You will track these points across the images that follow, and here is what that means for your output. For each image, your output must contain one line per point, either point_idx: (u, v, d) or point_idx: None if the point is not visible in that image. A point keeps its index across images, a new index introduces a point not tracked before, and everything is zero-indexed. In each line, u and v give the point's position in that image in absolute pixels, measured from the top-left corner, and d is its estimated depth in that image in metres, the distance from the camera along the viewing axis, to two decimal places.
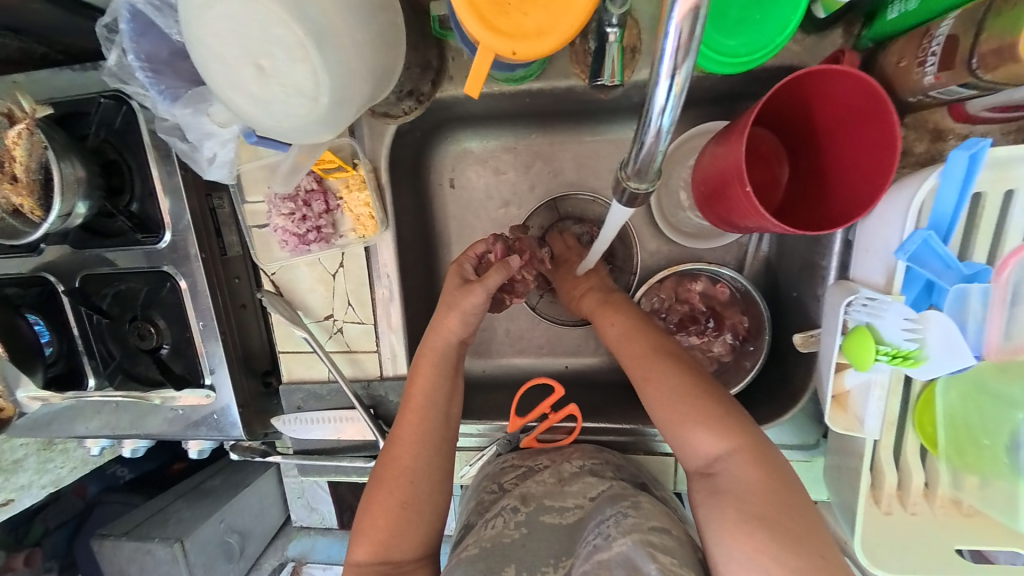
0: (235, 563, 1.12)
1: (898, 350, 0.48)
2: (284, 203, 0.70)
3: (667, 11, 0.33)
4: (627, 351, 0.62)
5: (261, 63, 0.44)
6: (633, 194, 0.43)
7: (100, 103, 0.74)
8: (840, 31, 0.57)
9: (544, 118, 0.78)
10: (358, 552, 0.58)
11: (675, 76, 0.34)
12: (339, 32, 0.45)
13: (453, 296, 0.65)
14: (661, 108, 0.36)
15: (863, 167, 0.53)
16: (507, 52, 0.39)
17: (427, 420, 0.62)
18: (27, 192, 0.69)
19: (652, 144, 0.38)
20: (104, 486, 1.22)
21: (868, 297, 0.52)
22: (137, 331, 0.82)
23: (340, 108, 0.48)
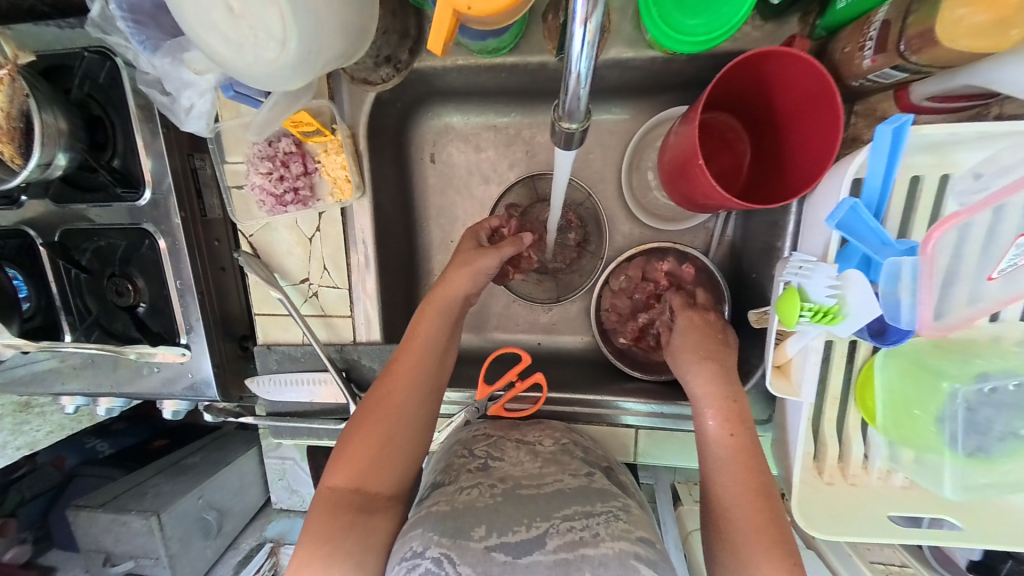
0: (212, 539, 1.14)
1: (820, 307, 0.53)
2: (263, 161, 0.72)
3: None
4: (715, 407, 0.59)
5: (231, 4, 0.46)
6: (566, 133, 0.44)
7: (84, 57, 0.75)
8: (796, 19, 0.61)
9: (522, 97, 0.80)
10: (335, 477, 0.57)
11: (587, 27, 0.35)
12: None
13: (468, 255, 0.70)
14: (577, 54, 0.36)
15: (812, 149, 0.57)
16: (463, 7, 0.40)
17: (422, 362, 0.64)
18: (6, 140, 0.69)
19: (575, 86, 0.39)
20: (83, 458, 1.24)
21: (803, 259, 0.56)
22: (115, 287, 0.84)
23: (308, 59, 0.50)
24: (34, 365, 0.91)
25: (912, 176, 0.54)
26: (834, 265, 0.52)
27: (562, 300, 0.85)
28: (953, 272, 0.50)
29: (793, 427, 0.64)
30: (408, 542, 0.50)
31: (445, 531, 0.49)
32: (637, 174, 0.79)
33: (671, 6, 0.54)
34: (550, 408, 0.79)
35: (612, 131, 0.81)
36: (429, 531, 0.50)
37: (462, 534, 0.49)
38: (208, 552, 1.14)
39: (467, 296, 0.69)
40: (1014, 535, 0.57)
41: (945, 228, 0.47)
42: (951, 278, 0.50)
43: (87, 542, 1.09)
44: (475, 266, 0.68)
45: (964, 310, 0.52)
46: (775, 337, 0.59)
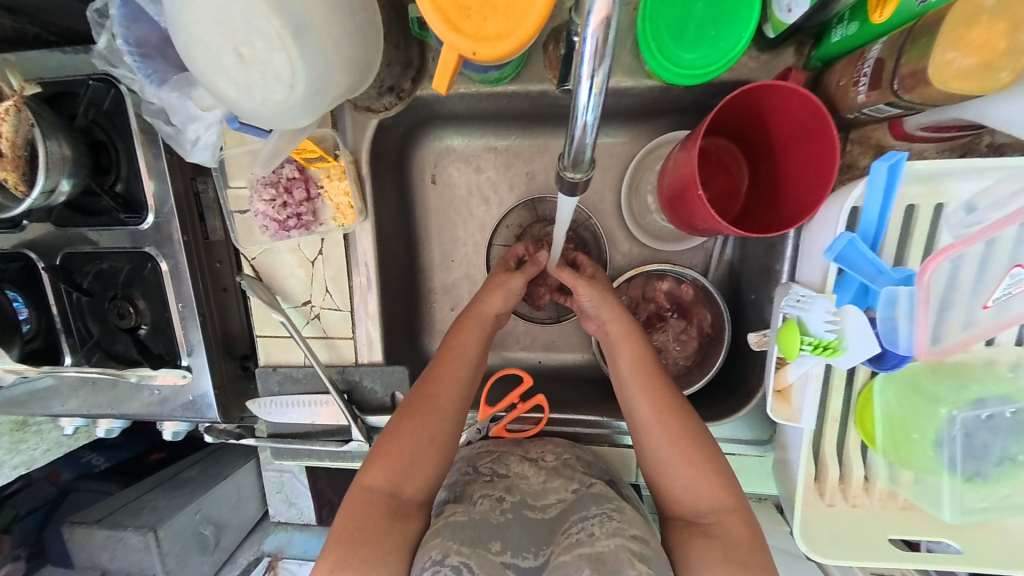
0: (209, 555, 1.13)
1: (820, 341, 0.53)
2: (266, 188, 0.72)
3: (582, 20, 0.34)
4: (639, 386, 0.61)
5: (241, 51, 0.47)
6: (571, 181, 0.44)
7: (89, 85, 0.76)
8: (792, 50, 0.62)
9: (522, 120, 0.81)
10: (371, 476, 0.56)
11: (594, 79, 0.36)
12: (319, 28, 0.48)
13: (501, 276, 0.70)
14: (582, 104, 0.37)
15: (809, 177, 0.57)
16: (468, 52, 0.40)
17: (463, 368, 0.64)
18: (12, 167, 0.70)
19: (581, 135, 0.40)
20: (79, 473, 1.22)
21: (801, 293, 0.56)
22: (116, 310, 0.84)
23: (316, 97, 0.51)
24: (32, 386, 0.90)
25: (907, 207, 0.54)
26: (830, 297, 0.53)
27: (563, 320, 0.84)
28: (951, 299, 0.51)
29: (794, 447, 0.64)
30: (429, 551, 0.48)
31: (464, 540, 0.49)
32: (636, 196, 0.79)
33: (669, 40, 0.56)
34: (552, 428, 0.78)
35: (611, 153, 0.81)
36: (449, 539, 0.48)
37: (481, 544, 0.49)
38: (205, 565, 1.12)
39: (501, 313, 0.69)
40: (1014, 556, 0.57)
41: (940, 259, 0.49)
42: (949, 305, 0.51)
43: (82, 559, 1.07)
44: (509, 284, 0.69)
45: (959, 335, 0.52)
46: (775, 362, 0.59)
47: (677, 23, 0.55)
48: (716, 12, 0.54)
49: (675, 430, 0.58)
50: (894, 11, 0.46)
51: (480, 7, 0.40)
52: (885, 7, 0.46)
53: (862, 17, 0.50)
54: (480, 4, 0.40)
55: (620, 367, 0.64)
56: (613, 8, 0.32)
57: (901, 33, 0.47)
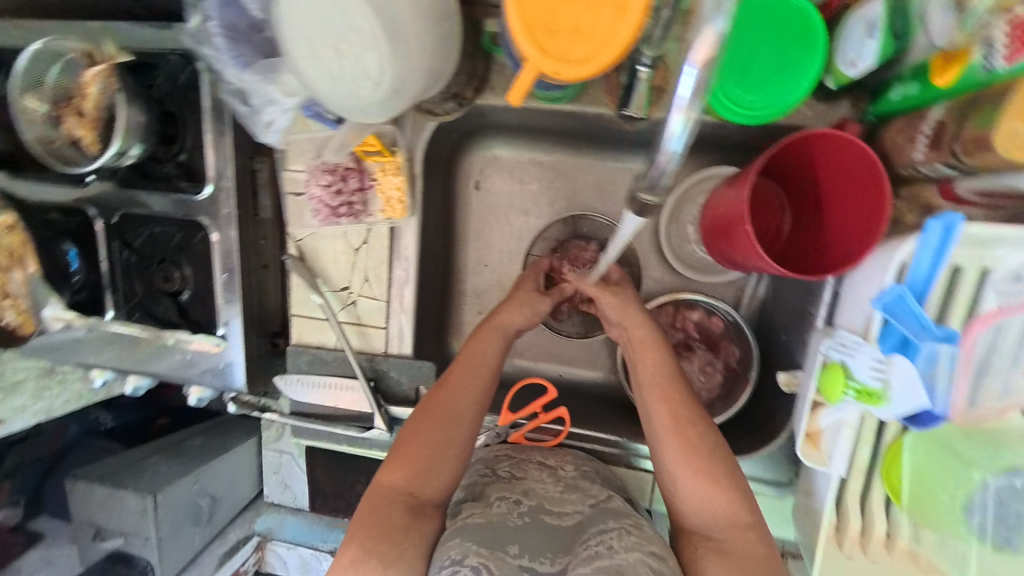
0: (201, 527, 1.15)
1: (864, 388, 0.53)
2: (324, 175, 0.76)
3: (685, 56, 0.36)
4: (657, 393, 0.61)
5: (341, 46, 0.50)
6: (643, 204, 0.46)
7: (170, 58, 0.79)
8: (848, 103, 0.63)
9: (569, 138, 0.84)
10: (390, 475, 0.55)
11: (686, 112, 0.38)
12: (411, 29, 0.50)
13: (529, 296, 0.71)
14: (673, 134, 0.39)
15: (856, 228, 0.58)
16: (550, 73, 0.41)
17: (481, 373, 0.63)
18: (90, 127, 0.76)
19: (663, 162, 0.41)
20: (85, 430, 1.27)
21: (845, 339, 0.57)
22: (162, 273, 0.88)
23: (399, 97, 0.54)
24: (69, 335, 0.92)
25: (954, 268, 0.54)
26: (876, 346, 0.53)
27: (590, 335, 0.86)
28: (987, 365, 0.50)
29: (818, 492, 0.64)
30: (447, 552, 0.49)
31: (482, 541, 0.49)
32: (676, 225, 0.80)
33: (731, 81, 0.58)
34: (571, 442, 0.78)
35: None
36: (468, 540, 0.49)
37: (498, 546, 0.49)
38: (196, 538, 1.14)
39: (521, 326, 0.69)
40: None
41: (984, 325, 0.49)
42: (984, 370, 0.50)
43: (80, 513, 1.09)
44: (530, 299, 0.70)
45: (996, 403, 0.52)
46: (808, 406, 0.60)
47: (742, 65, 0.58)
48: (780, 60, 0.57)
49: (690, 442, 0.57)
50: (959, 77, 0.48)
51: (566, 30, 0.40)
52: (948, 72, 0.49)
53: (922, 80, 0.52)
54: (568, 27, 0.40)
55: (641, 375, 0.64)
56: (716, 50, 0.35)
57: (965, 99, 0.48)
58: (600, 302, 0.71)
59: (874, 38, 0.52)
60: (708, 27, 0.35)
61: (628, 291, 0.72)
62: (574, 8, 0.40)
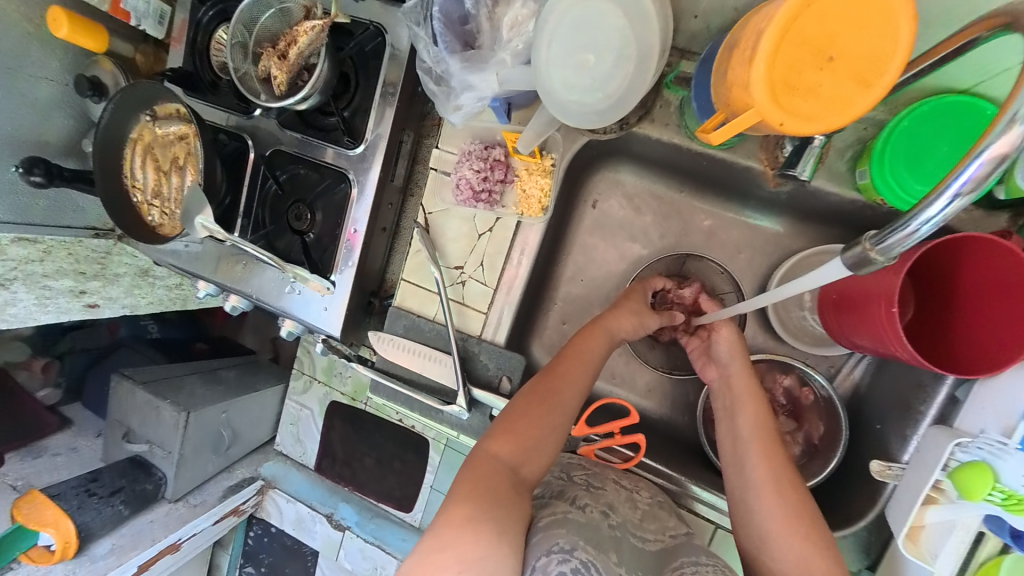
0: (217, 456, 1.18)
1: (1013, 493, 0.51)
2: (477, 161, 0.80)
3: (977, 149, 0.39)
4: (753, 438, 0.65)
5: (587, 57, 0.57)
6: (862, 260, 0.48)
7: (368, 29, 0.88)
8: (1007, 217, 0.64)
9: (698, 182, 0.87)
10: (499, 447, 0.58)
11: (955, 200, 0.41)
12: (654, 60, 0.56)
13: (631, 307, 0.76)
14: (930, 214, 0.42)
15: (999, 335, 0.59)
16: (776, 123, 0.44)
17: (585, 371, 0.67)
18: (286, 71, 0.83)
19: (901, 238, 0.45)
20: (133, 334, 1.40)
21: (986, 439, 0.55)
22: (295, 212, 0.95)
23: (613, 110, 0.59)
24: (193, 248, 1.01)
25: None
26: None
27: (674, 373, 0.89)
28: None
29: None
30: (552, 537, 0.52)
31: (588, 539, 0.53)
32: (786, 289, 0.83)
33: (904, 169, 0.60)
34: (639, 472, 0.79)
35: (772, 240, 0.88)
36: (575, 534, 0.53)
37: (602, 550, 0.53)
38: (210, 465, 1.17)
39: (626, 334, 0.74)
40: None
41: None
42: None
43: (116, 412, 1.12)
44: (641, 313, 0.75)
45: None
46: (920, 498, 0.60)
47: (919, 158, 0.59)
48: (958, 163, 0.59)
49: (785, 493, 0.60)
50: None
51: (803, 90, 0.43)
52: None
53: None
54: (806, 88, 0.43)
55: (739, 424, 0.67)
56: (1012, 150, 0.38)
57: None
58: (716, 331, 0.76)
59: None
60: (1012, 128, 0.38)
61: (737, 336, 0.76)
62: (818, 73, 0.42)
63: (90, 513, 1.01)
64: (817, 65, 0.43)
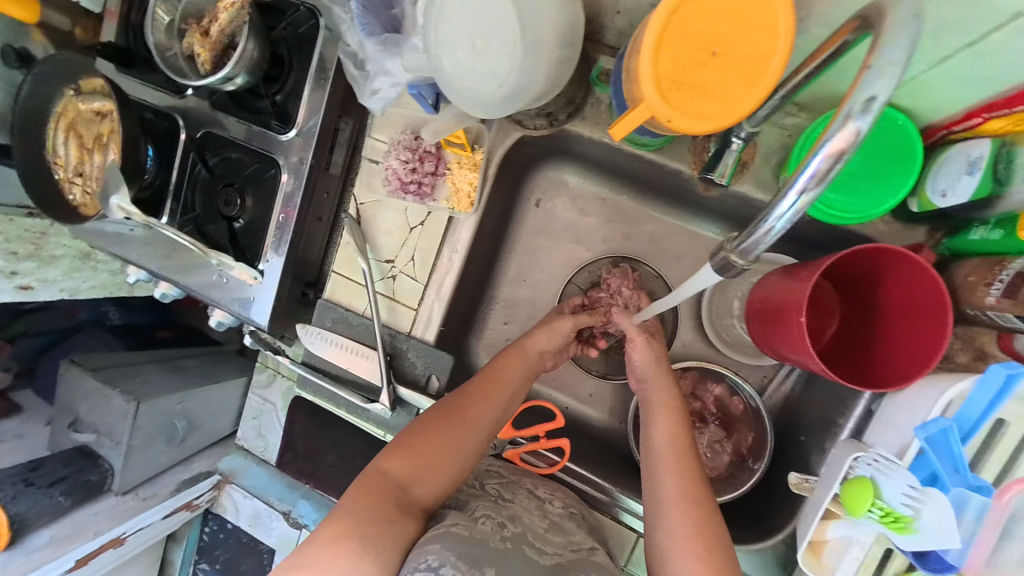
0: (171, 448, 1.07)
1: (892, 511, 0.50)
2: (405, 151, 0.78)
3: (817, 145, 0.37)
4: (668, 460, 0.63)
5: (478, 41, 0.53)
6: (727, 262, 0.47)
7: (298, 10, 0.85)
8: (925, 230, 0.64)
9: (641, 187, 0.85)
10: (391, 463, 0.59)
11: (801, 197, 0.39)
12: (547, 51, 0.54)
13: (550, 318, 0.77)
14: (780, 212, 0.40)
15: (911, 354, 0.57)
16: (665, 118, 0.44)
17: (499, 391, 0.67)
18: (209, 48, 0.81)
19: (760, 236, 0.42)
20: (94, 318, 1.31)
21: (877, 456, 0.55)
22: (224, 197, 0.90)
23: (510, 102, 0.56)
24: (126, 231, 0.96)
25: None
26: (912, 474, 0.51)
27: (609, 378, 0.85)
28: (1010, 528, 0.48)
29: None
30: (424, 554, 0.51)
31: (463, 555, 0.51)
32: (721, 296, 0.80)
33: None
34: (564, 477, 0.78)
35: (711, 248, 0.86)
36: (448, 550, 0.51)
37: (477, 565, 0.50)
38: (162, 458, 1.06)
39: (546, 350, 0.74)
40: None
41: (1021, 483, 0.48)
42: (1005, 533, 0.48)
43: (65, 399, 1.04)
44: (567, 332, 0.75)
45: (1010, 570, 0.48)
46: (820, 512, 0.57)
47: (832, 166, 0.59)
48: (874, 170, 0.58)
49: (692, 521, 0.58)
50: None
51: (691, 87, 0.44)
52: None
53: (1007, 228, 0.53)
54: (693, 86, 0.44)
55: (654, 438, 0.66)
56: (849, 147, 0.36)
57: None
58: (633, 347, 0.74)
59: (974, 175, 0.53)
60: (846, 124, 0.36)
61: (659, 348, 0.75)
62: (703, 71, 0.43)
63: (27, 503, 0.92)
64: (702, 61, 0.44)
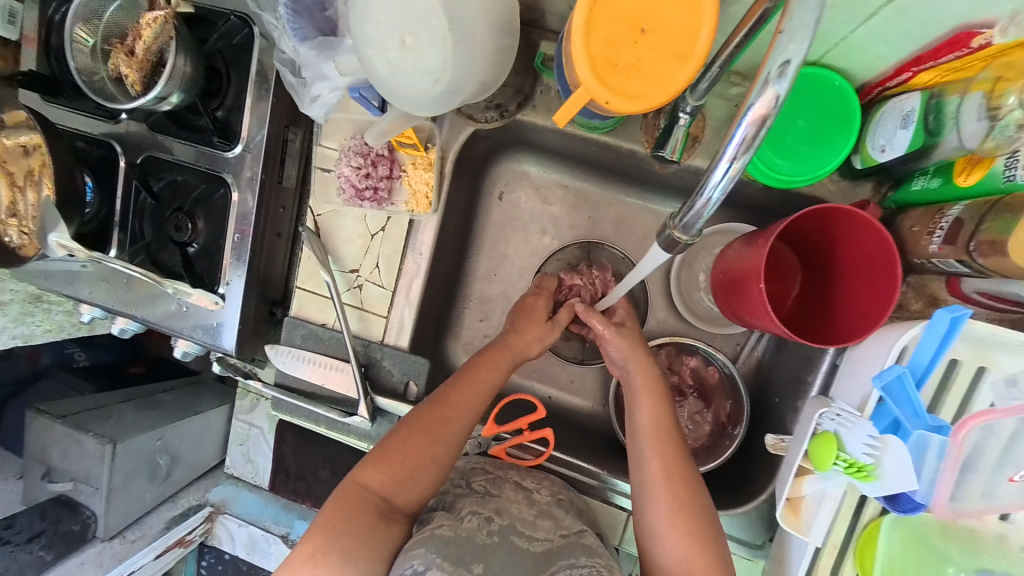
0: (155, 486, 1.03)
1: (855, 462, 0.52)
2: (356, 157, 0.75)
3: (740, 113, 0.38)
4: (653, 443, 0.64)
5: (406, 38, 0.52)
6: (673, 240, 0.47)
7: (229, 19, 0.82)
8: (871, 186, 0.66)
9: (602, 170, 0.84)
10: (369, 477, 0.61)
11: (732, 164, 0.39)
12: (478, 40, 0.52)
13: (530, 319, 0.75)
14: (714, 180, 0.40)
15: (867, 309, 0.59)
16: (603, 101, 0.44)
17: (480, 394, 0.67)
18: (136, 67, 0.77)
19: (700, 208, 0.43)
20: (58, 361, 1.25)
21: (840, 410, 0.56)
22: (174, 222, 0.86)
23: (450, 96, 0.55)
24: (78, 269, 0.92)
25: (951, 360, 0.55)
26: (873, 425, 0.52)
27: (586, 363, 0.85)
28: (971, 462, 0.50)
29: (794, 562, 0.61)
30: (410, 559, 0.53)
31: (447, 556, 0.53)
32: (687, 271, 0.81)
33: (766, 146, 0.60)
34: (551, 466, 0.78)
35: None
36: (432, 552, 0.53)
37: (462, 564, 0.53)
38: (146, 497, 1.02)
39: (526, 355, 0.74)
40: None
41: (975, 422, 0.48)
42: (969, 467, 0.50)
43: (34, 448, 1.00)
44: (541, 333, 0.75)
45: (976, 502, 0.51)
46: (794, 470, 0.60)
47: (777, 133, 0.60)
48: (817, 133, 0.60)
49: (678, 500, 0.59)
50: (979, 180, 0.51)
51: (625, 66, 0.44)
52: (970, 174, 0.52)
53: (945, 176, 0.55)
54: (627, 65, 0.44)
55: (638, 421, 0.66)
56: (771, 109, 0.37)
57: (984, 201, 0.51)
58: (607, 343, 0.72)
59: (908, 129, 0.55)
60: (766, 89, 0.37)
61: (635, 331, 0.74)
62: (634, 49, 0.44)
63: (4, 562, 0.88)
64: (633, 39, 0.44)
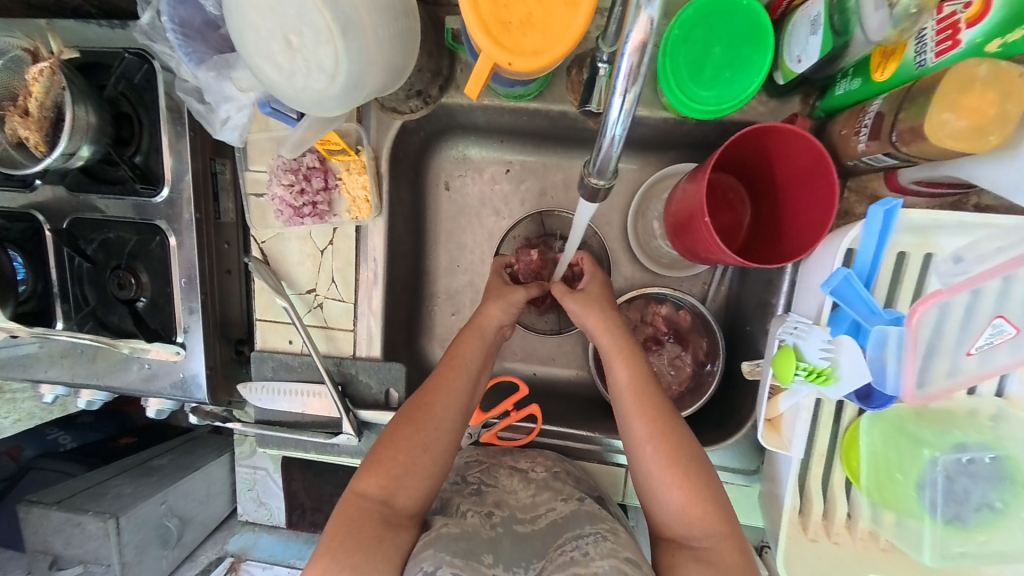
0: (169, 550, 1.01)
1: (814, 367, 0.55)
2: (286, 174, 0.73)
3: (621, 43, 0.37)
4: (637, 407, 0.63)
5: (290, 38, 0.50)
6: (593, 188, 0.47)
7: (124, 58, 0.77)
8: (798, 99, 0.67)
9: (540, 138, 0.83)
10: (366, 484, 0.60)
11: (626, 97, 0.39)
12: (365, 26, 0.51)
13: (499, 289, 0.73)
14: (613, 118, 0.40)
15: (812, 219, 0.60)
16: (505, 63, 0.45)
17: (460, 374, 0.67)
18: (36, 128, 0.72)
19: (608, 147, 0.43)
20: (42, 450, 1.19)
21: (797, 322, 0.58)
22: (116, 280, 0.83)
23: (354, 91, 0.53)
24: (37, 350, 0.88)
25: (899, 254, 0.57)
26: (826, 329, 0.55)
27: (564, 332, 0.84)
28: (938, 347, 0.52)
29: (782, 479, 0.64)
30: (420, 562, 0.53)
31: (456, 552, 0.54)
32: (642, 222, 0.80)
33: (687, 79, 0.60)
34: (544, 440, 0.79)
35: None
36: (441, 551, 0.53)
37: (473, 556, 0.54)
38: (163, 563, 1.00)
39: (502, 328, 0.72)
40: None
41: (927, 305, 0.49)
42: (934, 352, 0.52)
43: (33, 543, 0.96)
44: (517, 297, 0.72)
45: (943, 382, 0.52)
46: (768, 392, 0.62)
47: (694, 64, 0.60)
48: (733, 56, 0.59)
49: (665, 455, 0.60)
50: (894, 72, 0.51)
51: (520, 22, 0.45)
52: (886, 69, 0.52)
53: (864, 74, 0.55)
54: (520, 21, 0.45)
55: (614, 381, 0.66)
56: (649, 35, 0.36)
57: (900, 91, 0.51)
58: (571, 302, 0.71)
59: (817, 35, 0.54)
60: (640, 14, 0.36)
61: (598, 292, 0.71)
62: (524, 3, 0.44)
63: None
64: None
